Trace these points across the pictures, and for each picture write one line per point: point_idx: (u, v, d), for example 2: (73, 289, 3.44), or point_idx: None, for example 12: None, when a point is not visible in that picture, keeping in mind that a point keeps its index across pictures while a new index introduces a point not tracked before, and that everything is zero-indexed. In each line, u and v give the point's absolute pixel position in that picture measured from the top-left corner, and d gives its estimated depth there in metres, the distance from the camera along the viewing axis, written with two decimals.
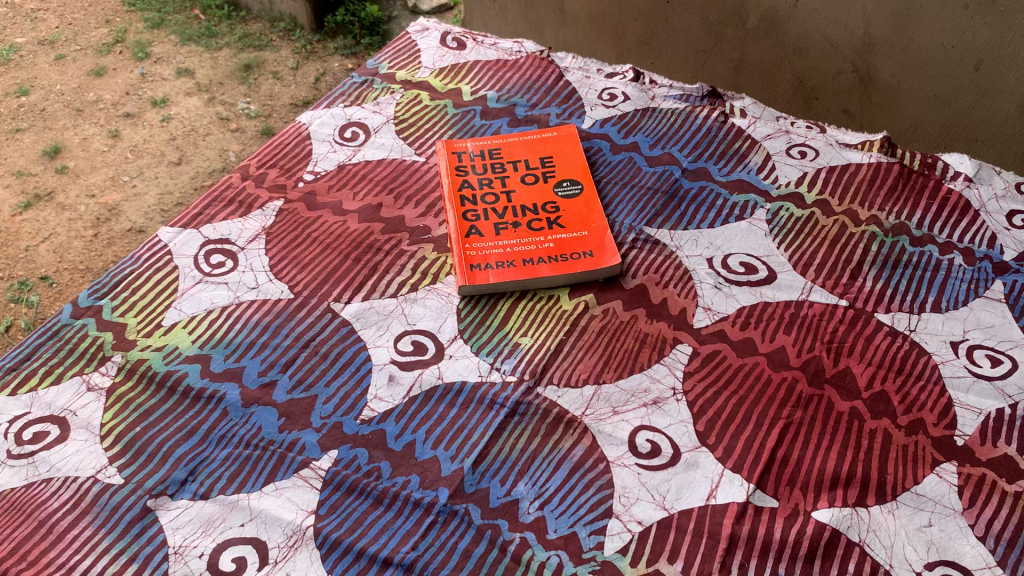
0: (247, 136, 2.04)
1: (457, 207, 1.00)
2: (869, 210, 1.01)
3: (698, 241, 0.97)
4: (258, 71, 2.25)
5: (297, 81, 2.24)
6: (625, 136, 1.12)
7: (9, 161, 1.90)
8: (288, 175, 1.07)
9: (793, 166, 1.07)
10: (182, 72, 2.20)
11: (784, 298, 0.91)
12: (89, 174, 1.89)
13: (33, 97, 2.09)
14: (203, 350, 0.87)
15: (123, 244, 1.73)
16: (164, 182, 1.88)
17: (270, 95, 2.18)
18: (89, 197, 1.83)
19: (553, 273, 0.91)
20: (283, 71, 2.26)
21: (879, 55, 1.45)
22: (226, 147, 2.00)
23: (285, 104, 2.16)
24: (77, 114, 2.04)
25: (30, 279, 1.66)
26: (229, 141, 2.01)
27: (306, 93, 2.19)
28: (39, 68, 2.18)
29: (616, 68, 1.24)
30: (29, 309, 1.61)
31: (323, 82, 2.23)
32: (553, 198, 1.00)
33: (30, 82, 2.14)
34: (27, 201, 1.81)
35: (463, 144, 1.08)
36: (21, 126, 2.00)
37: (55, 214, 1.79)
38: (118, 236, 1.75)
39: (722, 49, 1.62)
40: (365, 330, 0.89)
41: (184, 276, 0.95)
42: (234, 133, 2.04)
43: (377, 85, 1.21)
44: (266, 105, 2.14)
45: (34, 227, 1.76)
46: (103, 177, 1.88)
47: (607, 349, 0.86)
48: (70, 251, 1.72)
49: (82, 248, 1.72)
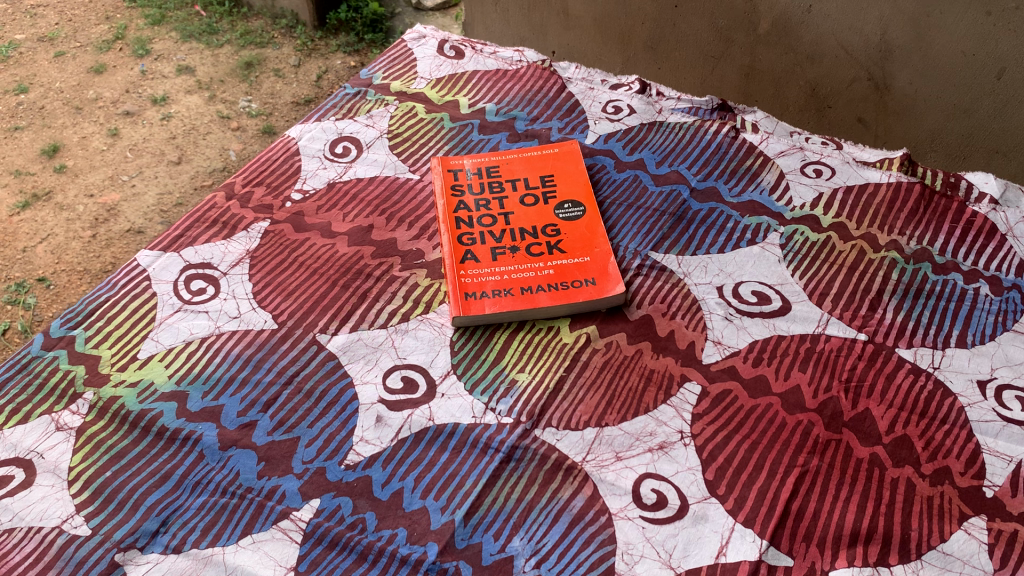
0: (248, 135, 1.98)
1: (452, 230, 0.94)
2: (889, 234, 0.95)
3: (707, 268, 0.92)
4: (260, 69, 2.19)
5: (298, 79, 2.18)
6: (630, 152, 1.06)
7: (7, 161, 1.85)
8: (274, 194, 1.02)
9: (808, 186, 1.01)
10: (182, 70, 2.15)
11: (799, 332, 0.85)
12: (88, 173, 1.84)
13: (32, 95, 2.04)
14: (180, 387, 0.82)
15: (123, 246, 1.69)
16: (163, 181, 1.83)
17: (272, 93, 2.12)
18: (87, 197, 1.78)
19: (552, 302, 0.86)
20: (285, 69, 2.21)
21: (896, 63, 1.39)
22: (226, 146, 1.94)
23: (287, 103, 2.11)
24: (76, 112, 1.99)
25: (28, 280, 1.61)
26: (229, 140, 1.96)
27: (307, 92, 2.14)
28: (38, 65, 2.13)
29: (622, 79, 1.19)
30: (26, 312, 1.57)
31: (325, 81, 2.18)
32: (554, 220, 0.95)
33: (30, 80, 2.08)
34: (26, 200, 1.76)
35: (460, 161, 1.03)
36: (20, 125, 1.95)
37: (53, 214, 1.74)
38: (117, 237, 1.70)
39: (731, 55, 1.56)
40: (352, 365, 0.83)
41: (163, 304, 0.89)
42: (235, 132, 1.98)
43: (371, 97, 1.15)
44: (267, 103, 2.09)
45: (32, 227, 1.71)
46: (102, 177, 1.83)
47: (611, 387, 0.81)
48: (68, 252, 1.67)
49: (80, 249, 1.68)
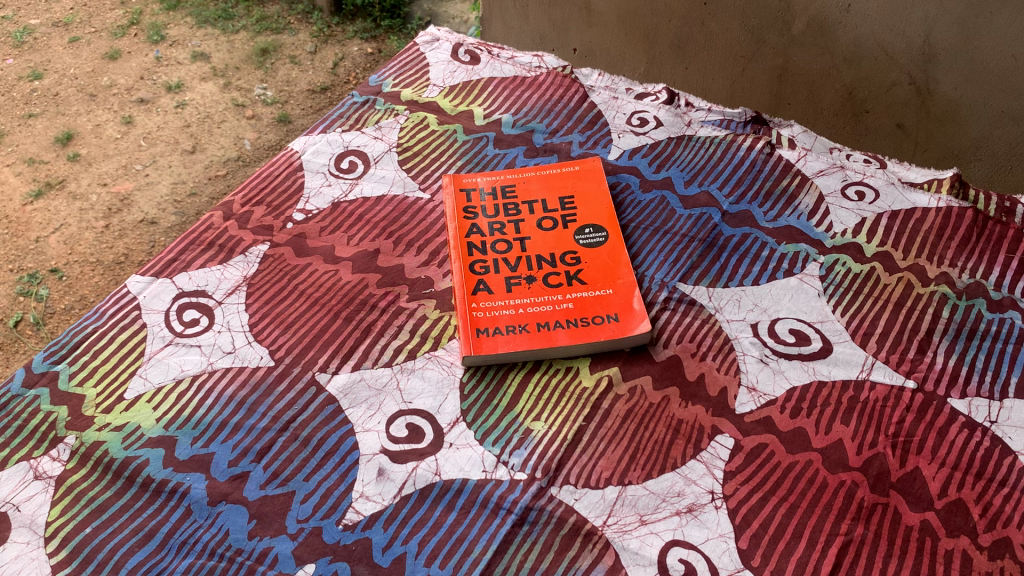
0: (263, 124, 1.92)
1: (464, 257, 0.88)
2: (939, 266, 0.87)
3: (741, 302, 0.84)
4: (276, 56, 2.13)
5: (315, 66, 2.11)
6: (656, 169, 0.99)
7: (21, 149, 1.80)
8: (275, 214, 0.95)
9: (850, 210, 0.93)
10: (197, 56, 2.08)
11: (841, 377, 0.78)
12: (101, 162, 1.78)
13: (46, 81, 1.97)
14: (168, 432, 0.76)
15: (137, 237, 1.63)
16: (177, 170, 1.77)
17: (288, 80, 2.05)
18: (101, 185, 1.72)
19: (571, 341, 0.79)
20: (301, 55, 2.14)
21: (940, 66, 1.30)
22: (241, 135, 1.88)
23: (303, 90, 2.04)
24: (89, 100, 1.93)
25: (40, 271, 1.57)
26: (244, 128, 1.90)
27: (323, 79, 2.07)
28: (53, 51, 2.07)
29: (648, 88, 1.11)
30: (38, 304, 1.53)
31: (342, 68, 2.11)
32: (574, 246, 0.88)
33: (43, 66, 2.02)
34: (39, 189, 1.71)
35: (474, 180, 0.96)
36: (33, 112, 1.89)
37: (67, 204, 1.69)
38: (130, 227, 1.65)
39: (763, 55, 1.47)
40: (354, 409, 0.77)
41: (152, 336, 0.83)
42: (250, 120, 1.92)
43: (380, 106, 1.08)
44: (283, 91, 2.02)
45: (45, 217, 1.66)
46: (115, 166, 1.77)
47: (634, 439, 0.74)
48: (81, 242, 1.62)
49: (93, 239, 1.63)
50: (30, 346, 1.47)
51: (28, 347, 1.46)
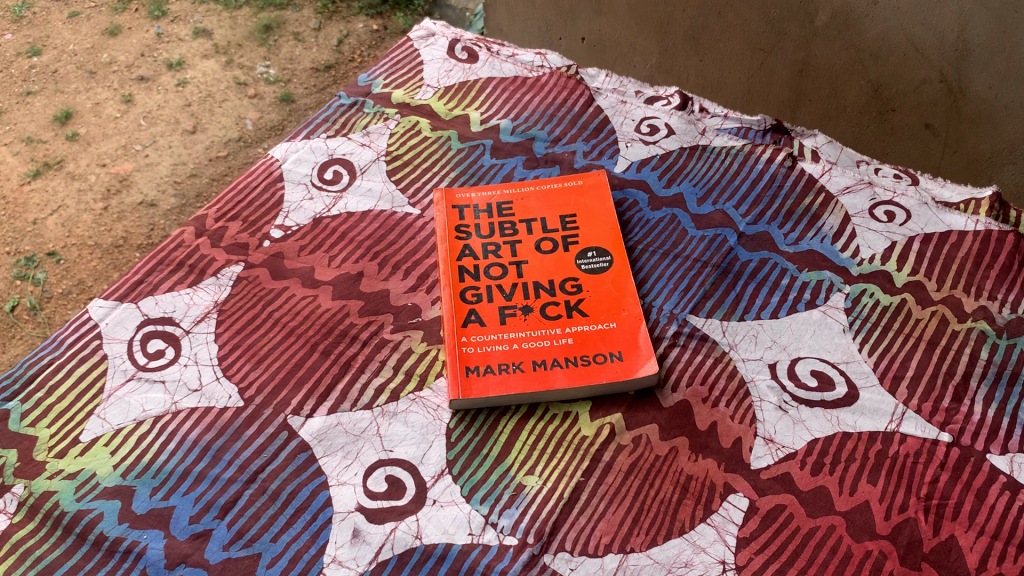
0: (266, 104, 1.82)
1: (455, 283, 0.80)
2: (977, 298, 0.79)
3: (758, 338, 0.77)
4: (279, 33, 2.00)
5: (318, 44, 1.99)
6: (666, 184, 0.91)
7: (18, 127, 1.72)
8: (251, 230, 0.88)
9: (878, 232, 0.85)
10: (199, 32, 1.95)
11: (868, 428, 0.70)
12: (100, 141, 1.69)
13: (45, 57, 1.86)
14: (125, 481, 0.69)
15: (136, 219, 1.56)
16: (178, 151, 1.68)
17: (291, 58, 1.94)
18: (99, 166, 1.64)
19: (570, 384, 0.72)
20: (305, 32, 2.02)
21: (973, 64, 1.19)
22: (243, 114, 1.79)
23: (307, 69, 1.93)
24: (89, 77, 1.82)
25: (37, 254, 1.51)
26: (246, 108, 1.80)
27: (328, 57, 1.96)
28: (52, 26, 1.95)
29: (660, 91, 1.03)
30: (36, 288, 1.47)
31: (347, 46, 2.00)
32: (575, 272, 0.81)
33: (42, 41, 1.91)
34: (37, 169, 1.63)
35: (467, 195, 0.88)
36: (32, 89, 1.79)
37: (65, 184, 1.61)
38: (129, 210, 1.58)
39: (783, 48, 1.37)
40: (329, 458, 0.70)
41: (113, 370, 0.76)
42: (252, 100, 1.82)
43: (369, 109, 1.00)
44: (286, 69, 1.91)
45: (42, 198, 1.59)
46: (114, 145, 1.69)
47: (638, 499, 0.67)
48: (79, 224, 1.55)
49: (91, 221, 1.56)
50: (27, 332, 1.41)
51: (24, 332, 1.41)
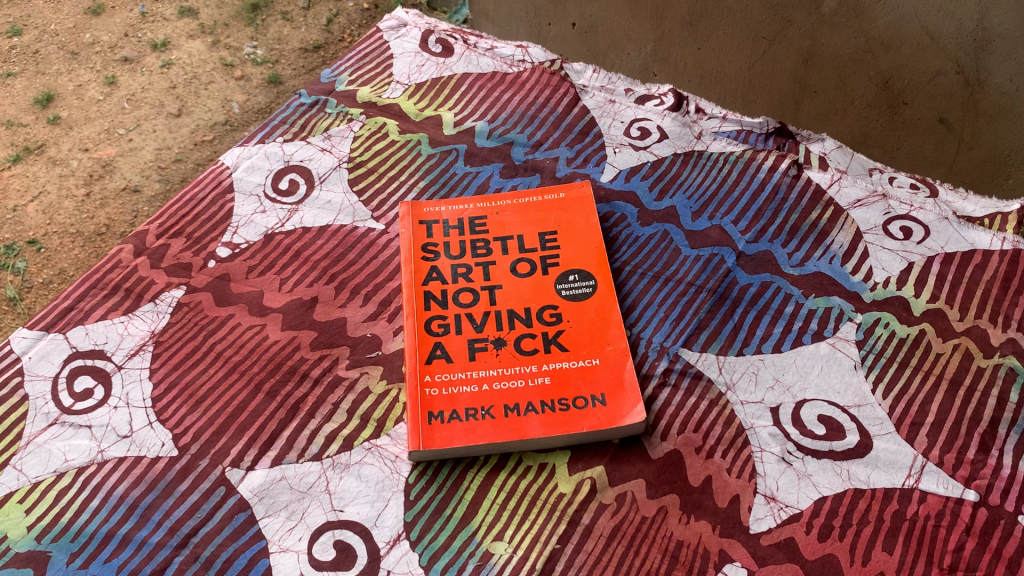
0: (253, 86, 1.54)
1: (419, 312, 0.71)
2: (1006, 329, 0.71)
3: (758, 376, 0.68)
4: (267, 11, 1.71)
5: (308, 24, 1.70)
6: (659, 196, 0.82)
7: None
8: (195, 248, 0.79)
9: (894, 252, 0.77)
10: (185, 12, 1.66)
11: (883, 484, 0.62)
12: (83, 125, 1.43)
13: (26, 38, 1.56)
14: (40, 545, 0.61)
15: (119, 206, 1.31)
16: (162, 134, 1.42)
17: (280, 39, 1.65)
18: (82, 150, 1.39)
19: (546, 433, 0.63)
20: (293, 12, 1.72)
21: (994, 56, 1.05)
22: (229, 97, 1.51)
23: (295, 51, 1.64)
24: (71, 59, 1.54)
25: (17, 243, 1.26)
26: (233, 90, 1.52)
27: (318, 38, 1.67)
28: (34, 4, 1.65)
29: (652, 89, 0.94)
30: (15, 278, 1.22)
31: (338, 27, 1.70)
32: (554, 299, 0.72)
33: (23, 20, 1.61)
34: (17, 153, 1.37)
35: (436, 209, 0.79)
36: (11, 71, 1.50)
37: (46, 170, 1.36)
38: (113, 196, 1.33)
39: (788, 36, 1.20)
40: (270, 520, 0.61)
41: (34, 413, 0.68)
42: (239, 82, 1.54)
43: (331, 109, 0.91)
44: (275, 50, 1.62)
45: (23, 183, 1.33)
46: (98, 129, 1.42)
47: (621, 569, 0.58)
48: (61, 212, 1.30)
49: (74, 209, 1.31)
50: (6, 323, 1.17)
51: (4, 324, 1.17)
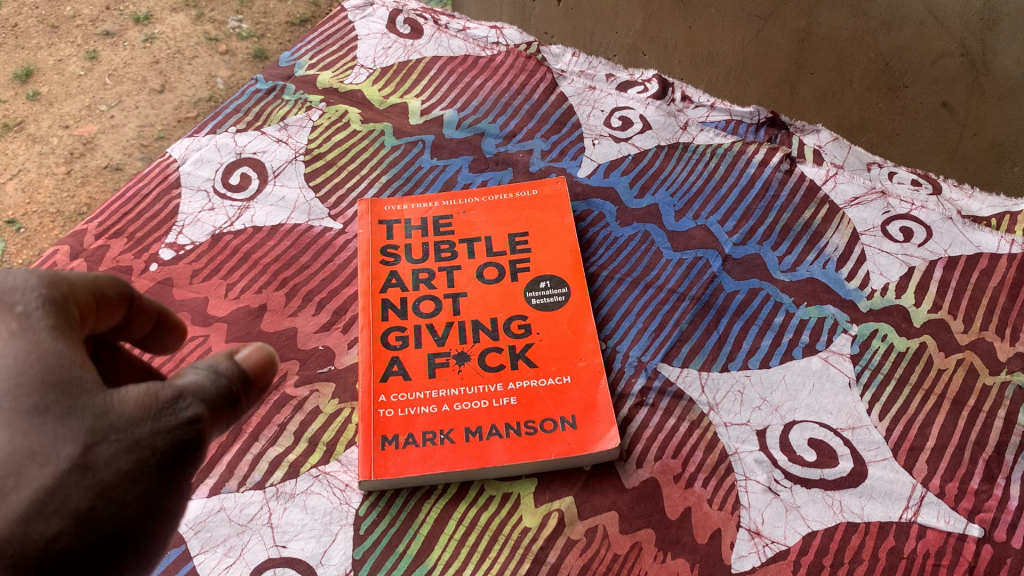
0: (239, 60, 1.35)
1: (376, 323, 0.65)
2: (1014, 344, 0.65)
3: (744, 395, 0.62)
4: None
5: None
6: (640, 193, 0.76)
7: None
8: (136, 250, 0.73)
9: (892, 255, 0.71)
10: None
11: (878, 516, 0.56)
12: (64, 101, 1.27)
13: (3, 11, 1.42)
14: None
15: (101, 184, 1.18)
16: (146, 111, 1.26)
17: (265, 11, 1.45)
18: (63, 127, 1.23)
19: (509, 460, 0.58)
20: None
21: (1001, 36, 0.98)
22: (216, 73, 1.34)
23: (283, 25, 1.45)
24: (51, 32, 1.38)
25: None
26: (217, 66, 1.34)
27: (307, 10, 1.48)
28: None
29: (636, 74, 0.88)
30: None
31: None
32: (523, 308, 0.66)
33: None
34: None
35: (398, 208, 0.73)
36: None
37: (24, 148, 1.21)
38: (94, 174, 1.19)
39: (783, 15, 1.13)
40: (205, 557, 0.56)
41: None
42: (223, 56, 1.35)
43: (289, 96, 0.85)
44: (260, 24, 1.42)
45: None
46: (77, 105, 1.26)
47: None
48: (41, 190, 1.17)
49: (54, 187, 1.17)
50: None
51: None
